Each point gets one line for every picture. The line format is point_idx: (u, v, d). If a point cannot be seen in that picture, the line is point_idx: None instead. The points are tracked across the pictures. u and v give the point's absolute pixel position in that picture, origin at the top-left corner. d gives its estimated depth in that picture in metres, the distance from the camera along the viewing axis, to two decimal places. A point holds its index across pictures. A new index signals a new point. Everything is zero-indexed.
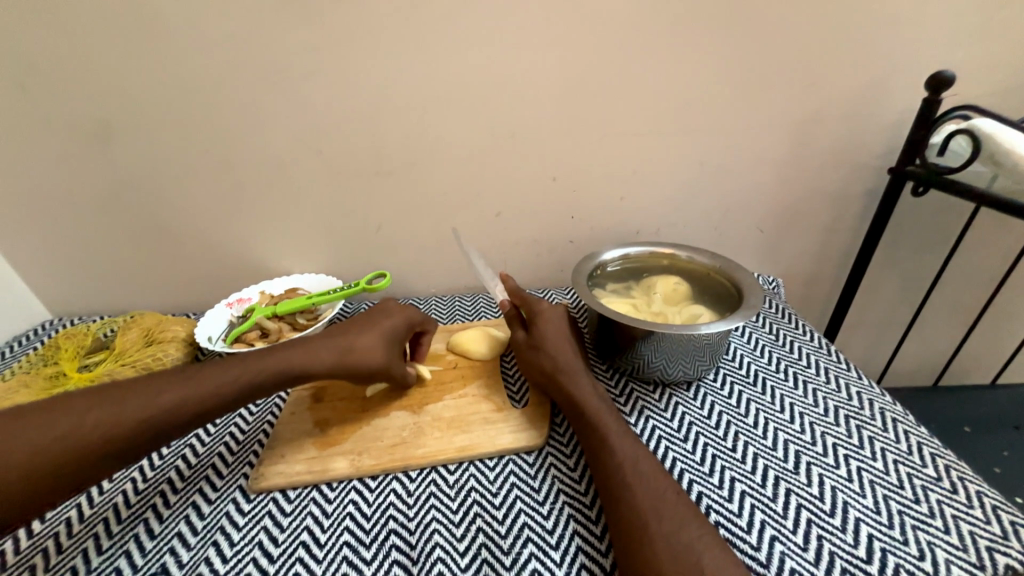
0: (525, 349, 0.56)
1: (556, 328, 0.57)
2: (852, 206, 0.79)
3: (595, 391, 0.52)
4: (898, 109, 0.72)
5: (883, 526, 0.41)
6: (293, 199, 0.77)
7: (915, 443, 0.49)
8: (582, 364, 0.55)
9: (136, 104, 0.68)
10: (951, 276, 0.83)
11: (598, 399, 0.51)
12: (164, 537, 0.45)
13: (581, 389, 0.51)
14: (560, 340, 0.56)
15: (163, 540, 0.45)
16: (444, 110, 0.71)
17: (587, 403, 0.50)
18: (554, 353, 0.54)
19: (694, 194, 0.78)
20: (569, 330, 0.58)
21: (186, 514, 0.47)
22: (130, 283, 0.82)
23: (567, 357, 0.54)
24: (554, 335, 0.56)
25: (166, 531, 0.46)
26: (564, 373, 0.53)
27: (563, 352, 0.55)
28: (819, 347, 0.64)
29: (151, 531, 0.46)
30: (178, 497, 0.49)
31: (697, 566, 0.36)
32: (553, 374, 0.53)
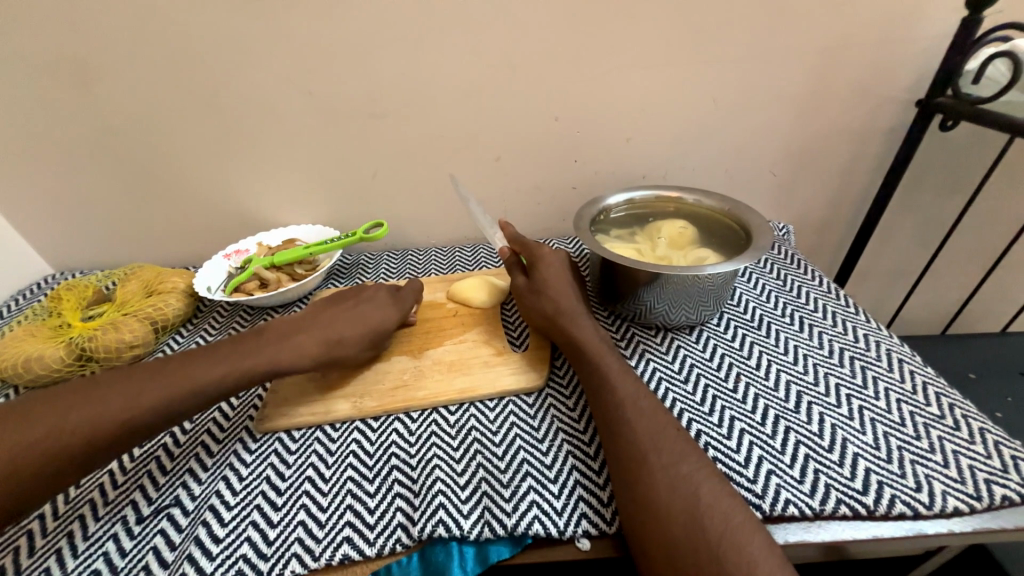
0: (527, 295, 0.55)
1: (559, 273, 0.56)
2: (872, 146, 0.75)
3: (598, 335, 0.51)
4: (932, 32, 0.65)
5: (881, 460, 0.41)
6: (283, 145, 0.73)
7: (920, 382, 0.49)
8: (585, 308, 0.54)
9: (104, 39, 0.64)
10: (973, 219, 0.79)
11: (601, 341, 0.50)
12: (176, 473, 0.47)
13: (584, 333, 0.51)
14: (563, 285, 0.55)
15: (175, 476, 0.46)
16: (434, 43, 0.66)
17: (591, 345, 0.50)
18: (556, 297, 0.53)
19: (705, 135, 0.74)
20: (571, 276, 0.57)
21: (196, 452, 0.48)
22: (128, 236, 0.81)
23: (571, 302, 0.53)
24: (556, 280, 0.55)
25: (178, 468, 0.47)
26: (567, 317, 0.52)
27: (566, 296, 0.54)
28: (827, 291, 0.62)
29: (163, 468, 0.47)
30: (187, 436, 0.50)
31: (694, 494, 0.37)
32: (556, 318, 0.52)
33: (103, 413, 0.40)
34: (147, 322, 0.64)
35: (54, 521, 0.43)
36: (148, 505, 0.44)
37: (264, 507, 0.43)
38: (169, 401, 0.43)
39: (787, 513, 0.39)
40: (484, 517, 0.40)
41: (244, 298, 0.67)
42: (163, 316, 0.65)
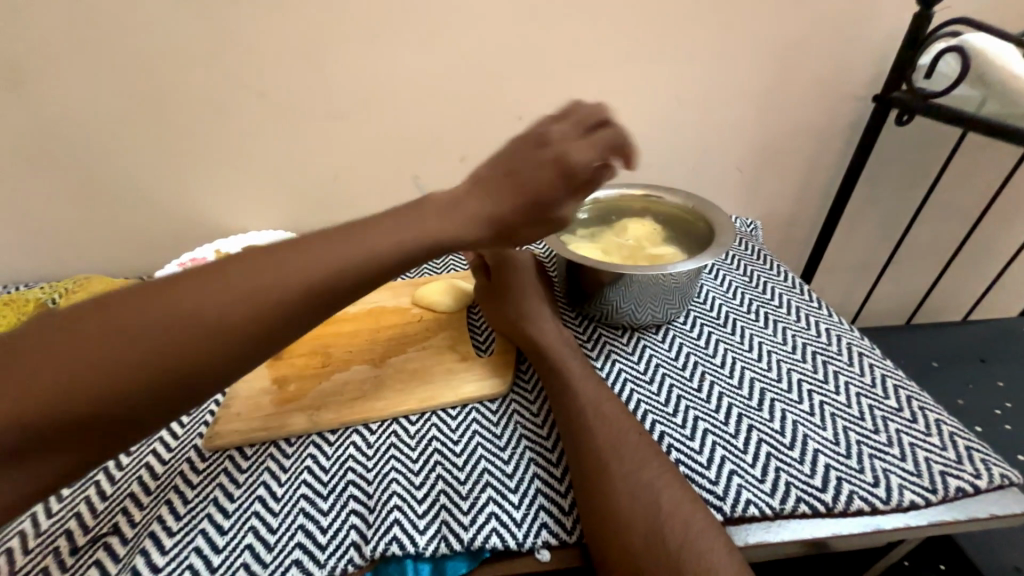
0: (491, 300, 0.54)
1: (524, 278, 0.55)
2: (834, 140, 0.76)
3: (562, 337, 0.50)
4: (887, 27, 0.66)
5: (840, 456, 0.41)
6: (237, 147, 0.71)
7: (880, 375, 0.49)
8: (550, 312, 0.53)
9: (41, 37, 0.60)
10: (932, 211, 0.81)
11: (566, 345, 0.49)
12: (115, 499, 0.44)
13: (549, 338, 0.50)
14: (527, 289, 0.54)
15: (115, 501, 0.44)
16: (392, 41, 0.64)
17: (554, 349, 0.48)
18: (520, 301, 0.52)
19: (671, 132, 0.74)
20: (536, 280, 0.55)
21: (139, 475, 0.46)
22: (74, 245, 0.77)
23: (536, 306, 0.52)
24: (520, 284, 0.54)
25: (118, 491, 0.44)
26: (531, 321, 0.51)
27: (530, 301, 0.53)
28: (791, 287, 0.62)
29: (102, 493, 0.44)
30: (130, 458, 0.47)
31: (654, 501, 0.36)
32: (519, 322, 0.51)
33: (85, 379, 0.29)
34: None
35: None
36: (83, 534, 0.41)
37: (211, 531, 0.40)
38: None
39: (748, 513, 0.38)
40: (441, 532, 0.39)
41: None
42: None
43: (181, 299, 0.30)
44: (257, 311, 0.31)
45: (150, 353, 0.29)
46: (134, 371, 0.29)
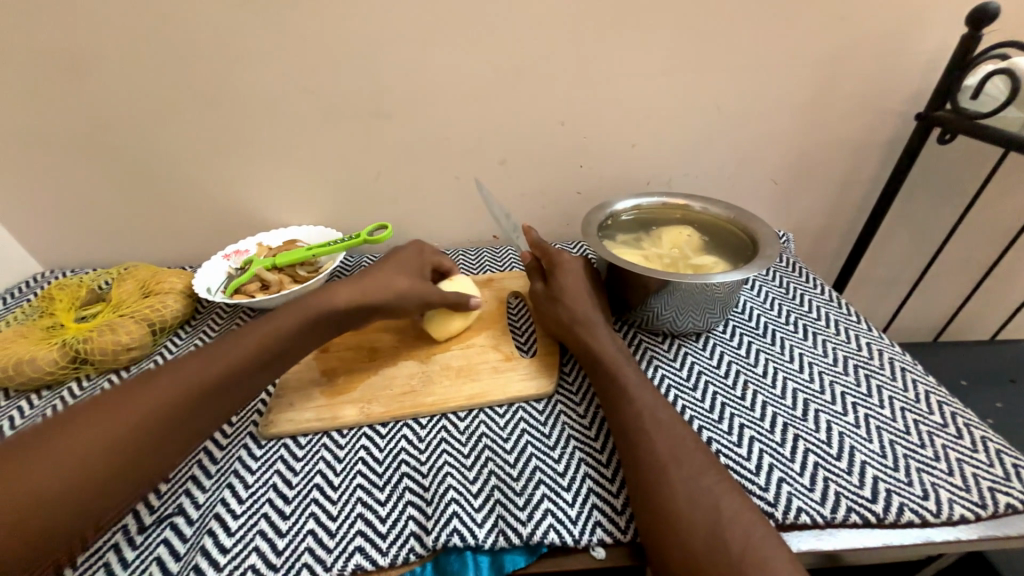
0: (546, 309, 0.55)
1: (578, 286, 0.55)
2: (871, 155, 0.76)
3: (616, 346, 0.51)
4: (932, 46, 0.67)
5: (888, 469, 0.42)
6: (285, 144, 0.72)
7: (924, 391, 0.50)
8: (604, 321, 0.53)
9: (109, 35, 0.63)
10: (967, 229, 0.81)
11: (620, 354, 0.50)
12: (178, 481, 0.45)
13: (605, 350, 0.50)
14: (582, 298, 0.55)
15: (178, 483, 0.45)
16: (444, 45, 0.66)
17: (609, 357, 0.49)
18: (571, 308, 0.54)
19: (709, 143, 0.75)
20: (591, 289, 0.56)
21: (198, 459, 0.47)
22: (123, 235, 0.79)
23: (592, 315, 0.53)
24: (574, 293, 0.55)
25: (180, 474, 0.46)
26: (586, 330, 0.52)
27: (583, 310, 0.53)
28: (829, 300, 0.63)
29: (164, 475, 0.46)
30: None
31: (716, 505, 0.37)
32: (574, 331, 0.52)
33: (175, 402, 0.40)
34: (144, 323, 0.62)
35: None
36: (150, 514, 0.43)
37: (273, 515, 0.42)
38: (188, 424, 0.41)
39: (798, 521, 0.39)
40: (498, 526, 0.40)
41: (245, 299, 0.66)
42: (160, 317, 0.64)
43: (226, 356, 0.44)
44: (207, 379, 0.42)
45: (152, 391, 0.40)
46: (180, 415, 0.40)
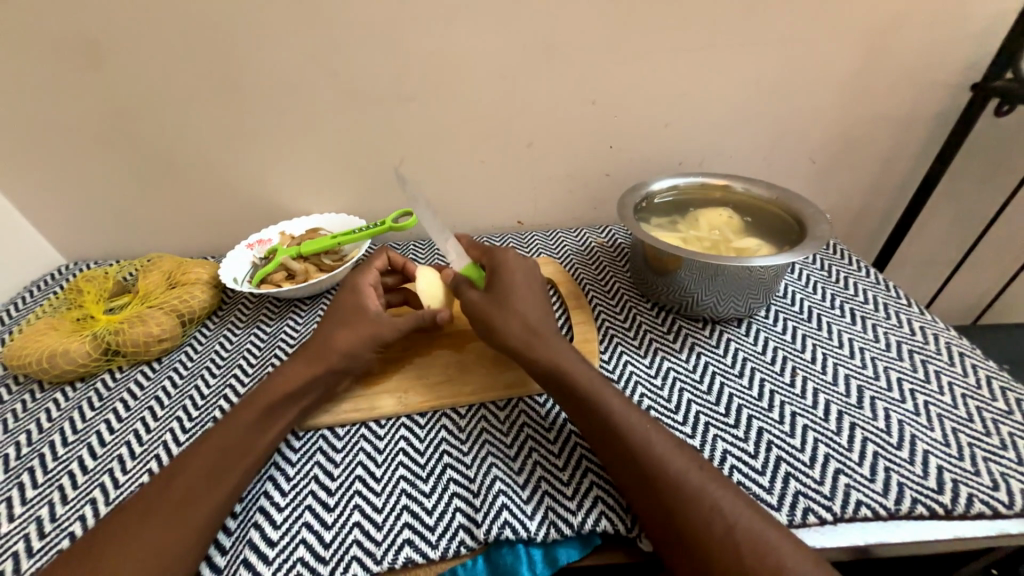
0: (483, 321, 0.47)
1: (512, 286, 0.49)
2: (917, 131, 0.73)
3: (570, 349, 0.45)
4: (990, 12, 0.63)
5: (953, 458, 0.40)
6: (307, 130, 0.71)
7: (984, 376, 0.47)
8: (549, 320, 0.47)
9: (125, 19, 0.60)
10: (1015, 207, 0.78)
11: (573, 355, 0.45)
12: None
13: (560, 357, 0.44)
14: (519, 300, 0.47)
15: None
16: (471, 22, 0.63)
17: (563, 364, 0.44)
18: (507, 318, 0.46)
19: (745, 120, 0.72)
20: (532, 285, 0.50)
21: None
22: (144, 225, 0.79)
23: (536, 317, 0.47)
24: (512, 296, 0.48)
25: None
26: (535, 340, 0.45)
27: (523, 314, 0.47)
28: (875, 283, 0.60)
29: None
30: None
31: (711, 509, 0.35)
32: (519, 344, 0.45)
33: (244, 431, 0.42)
34: (174, 315, 0.62)
35: (105, 514, 0.43)
36: None
37: (317, 508, 0.41)
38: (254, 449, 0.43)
39: (860, 514, 0.38)
40: (549, 518, 0.39)
41: (273, 289, 0.65)
42: (188, 309, 0.63)
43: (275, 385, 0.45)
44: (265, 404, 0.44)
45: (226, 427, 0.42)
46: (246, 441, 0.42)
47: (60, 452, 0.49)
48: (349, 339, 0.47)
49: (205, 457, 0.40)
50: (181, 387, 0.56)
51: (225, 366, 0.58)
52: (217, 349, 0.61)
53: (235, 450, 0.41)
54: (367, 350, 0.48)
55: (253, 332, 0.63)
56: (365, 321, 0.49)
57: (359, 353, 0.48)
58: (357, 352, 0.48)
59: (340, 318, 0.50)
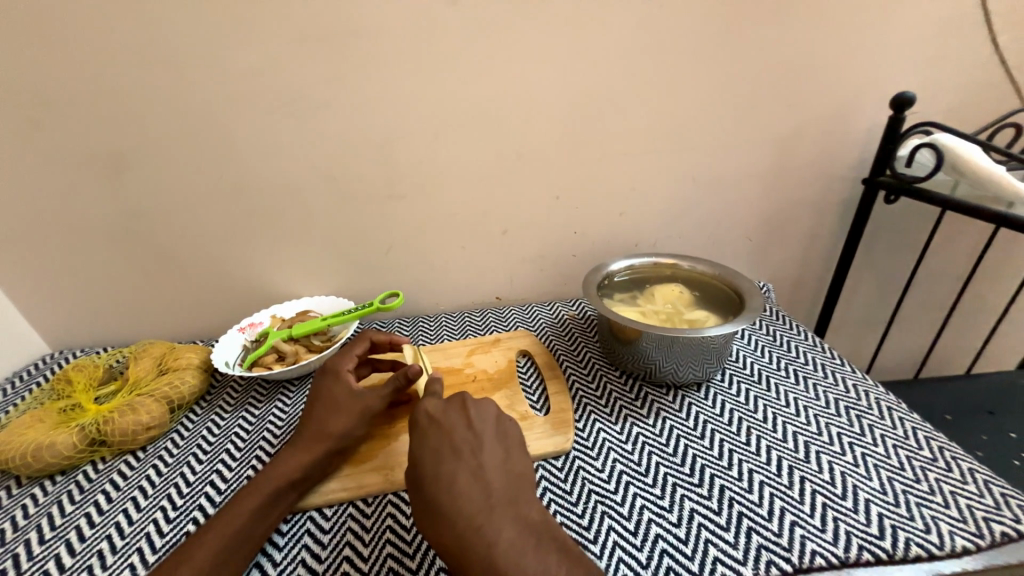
0: (431, 483, 0.43)
1: (475, 439, 0.46)
2: (830, 213, 0.86)
3: (526, 528, 0.40)
4: (866, 124, 0.79)
5: (890, 505, 0.45)
6: (302, 224, 0.78)
7: (911, 428, 0.54)
8: (507, 486, 0.43)
9: (145, 137, 0.69)
10: (925, 274, 0.90)
11: (529, 535, 0.40)
12: None
13: (511, 542, 0.39)
14: (475, 459, 0.44)
15: None
16: (451, 135, 0.74)
17: (511, 551, 0.38)
18: (454, 473, 0.43)
19: (687, 208, 0.84)
20: (494, 440, 0.47)
21: None
22: (138, 312, 0.82)
23: (497, 479, 0.43)
24: (470, 453, 0.45)
25: None
26: (485, 514, 0.40)
27: (479, 475, 0.43)
28: (813, 345, 0.68)
29: None
30: None
31: None
32: (463, 516, 0.40)
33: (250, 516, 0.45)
34: (163, 401, 0.63)
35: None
36: None
37: None
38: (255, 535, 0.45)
39: (815, 564, 0.41)
40: None
41: (263, 371, 0.68)
42: (178, 394, 0.65)
43: (279, 470, 0.48)
44: (268, 489, 0.47)
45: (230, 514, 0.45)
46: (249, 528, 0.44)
47: (36, 551, 0.49)
48: (345, 422, 0.52)
49: (209, 551, 0.42)
50: (167, 475, 0.56)
51: (213, 451, 0.59)
52: (205, 434, 0.63)
53: (237, 543, 0.43)
54: (359, 428, 0.52)
55: (241, 416, 0.65)
56: (353, 402, 0.53)
57: (352, 432, 0.52)
58: (350, 430, 0.52)
59: (331, 402, 0.54)
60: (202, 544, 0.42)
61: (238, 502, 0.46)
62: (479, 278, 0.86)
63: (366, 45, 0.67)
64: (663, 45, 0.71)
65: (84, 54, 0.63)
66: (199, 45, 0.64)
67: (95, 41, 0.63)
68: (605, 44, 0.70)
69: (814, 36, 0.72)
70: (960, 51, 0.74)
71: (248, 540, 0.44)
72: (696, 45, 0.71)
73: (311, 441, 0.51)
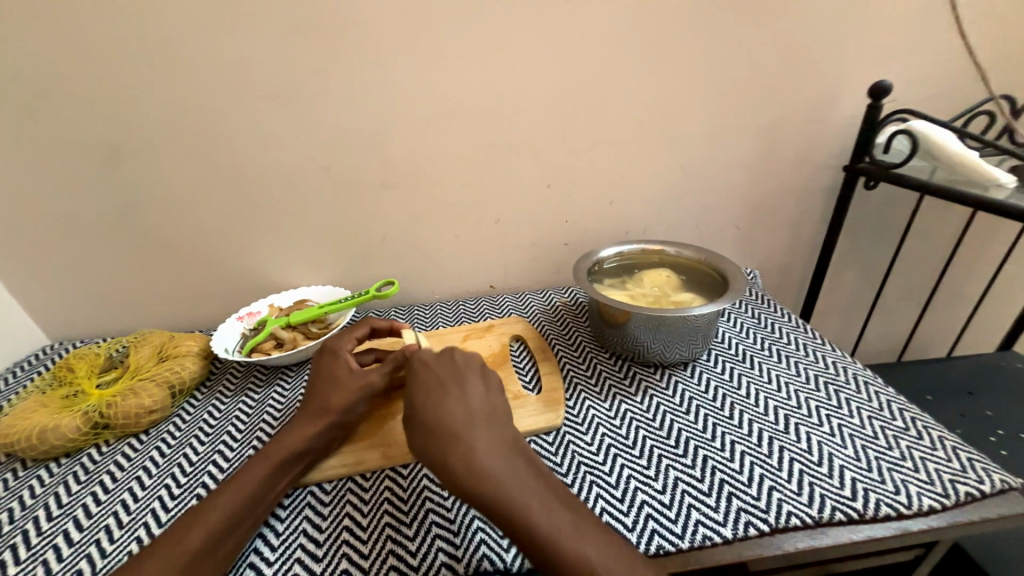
0: (419, 402, 0.47)
1: (459, 371, 0.50)
2: (814, 201, 0.89)
3: (502, 443, 0.45)
4: (847, 113, 0.81)
5: (863, 470, 0.48)
6: (298, 215, 0.79)
7: (886, 400, 0.56)
8: (487, 410, 0.47)
9: (143, 129, 0.70)
10: (907, 259, 0.93)
11: (504, 445, 0.45)
12: None
13: (485, 449, 0.43)
14: (459, 386, 0.49)
15: None
16: (444, 127, 0.75)
17: (484, 455, 0.43)
18: (441, 395, 0.47)
19: (676, 197, 0.86)
20: (476, 374, 0.51)
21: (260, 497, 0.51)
22: (137, 303, 0.84)
23: (478, 404, 0.47)
24: (455, 384, 0.49)
25: None
26: (466, 428, 0.45)
27: (463, 402, 0.47)
28: (796, 326, 0.71)
29: None
30: None
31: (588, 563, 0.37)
32: (445, 427, 0.45)
33: (255, 484, 0.46)
34: (165, 385, 0.65)
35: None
36: None
37: (307, 559, 0.45)
38: (261, 504, 0.46)
39: (790, 524, 0.44)
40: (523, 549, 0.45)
41: (262, 357, 0.70)
42: (179, 379, 0.66)
43: (283, 443, 0.50)
44: (275, 460, 0.49)
45: (238, 482, 0.46)
46: (256, 494, 0.46)
47: (44, 527, 0.50)
48: (346, 397, 0.53)
49: (219, 513, 0.44)
50: (170, 455, 0.58)
51: (214, 434, 0.61)
52: (206, 417, 0.64)
53: (246, 508, 0.45)
54: (360, 404, 0.54)
55: (242, 400, 0.67)
56: (355, 379, 0.55)
57: (354, 406, 0.54)
58: (353, 406, 0.53)
59: (333, 379, 0.56)
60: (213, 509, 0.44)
61: (247, 470, 0.48)
62: (473, 266, 0.88)
63: (359, 38, 0.68)
64: (647, 37, 0.73)
65: (80, 48, 0.64)
66: (196, 40, 0.66)
67: (94, 35, 0.64)
68: (593, 38, 0.72)
69: (795, 28, 0.74)
70: (937, 41, 0.77)
71: (255, 506, 0.46)
72: (681, 38, 0.73)
73: (317, 416, 0.52)
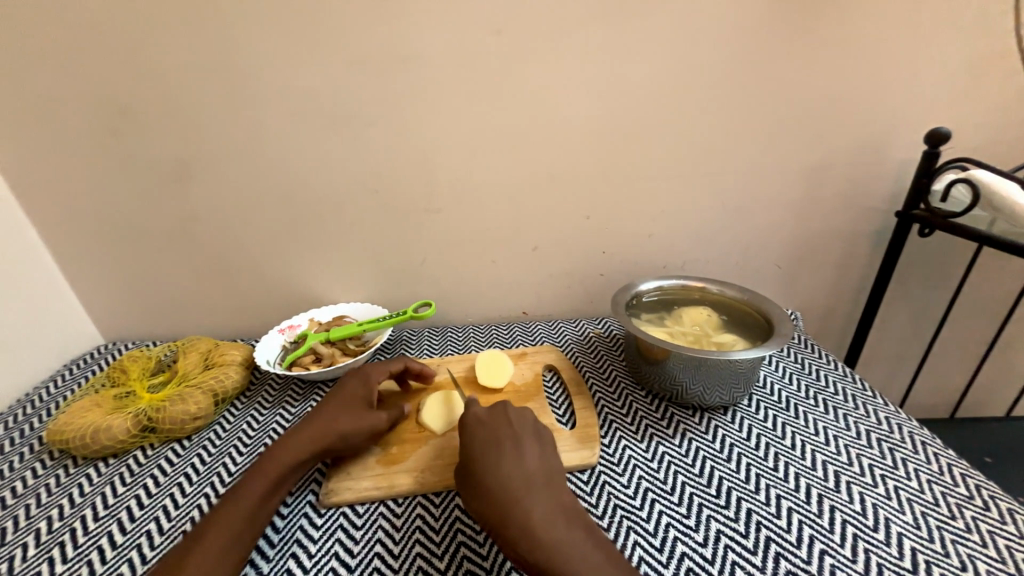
0: (477, 455, 0.48)
1: (514, 431, 0.51)
2: (860, 243, 0.86)
3: (562, 506, 0.45)
4: (899, 157, 0.80)
5: (924, 540, 0.45)
6: (344, 233, 0.82)
7: (946, 463, 0.53)
8: (544, 472, 0.48)
9: (210, 148, 0.75)
10: (962, 308, 0.88)
11: (562, 509, 0.44)
12: (287, 532, 0.49)
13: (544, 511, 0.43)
14: (516, 448, 0.49)
15: (287, 535, 0.49)
16: (489, 156, 0.78)
17: (544, 516, 0.43)
18: (499, 453, 0.48)
19: (716, 233, 0.85)
20: (531, 437, 0.51)
21: (305, 510, 0.52)
22: (186, 310, 0.88)
23: (533, 466, 0.48)
24: (512, 448, 0.49)
25: (288, 527, 0.50)
26: (525, 491, 0.45)
27: (521, 466, 0.47)
28: (843, 374, 0.68)
29: (269, 541, 0.48)
30: (288, 509, 0.52)
31: None
32: (505, 484, 0.45)
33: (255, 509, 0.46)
34: (209, 394, 0.67)
35: None
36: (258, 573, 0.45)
37: None
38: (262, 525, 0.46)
39: None
40: None
41: (301, 371, 0.71)
42: (223, 388, 0.69)
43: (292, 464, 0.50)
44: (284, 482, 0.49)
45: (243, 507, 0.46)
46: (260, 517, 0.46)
47: (90, 527, 0.52)
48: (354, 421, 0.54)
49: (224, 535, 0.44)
50: (210, 463, 0.60)
51: (253, 445, 0.62)
52: (246, 427, 0.66)
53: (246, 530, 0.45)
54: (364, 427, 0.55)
55: (279, 413, 0.68)
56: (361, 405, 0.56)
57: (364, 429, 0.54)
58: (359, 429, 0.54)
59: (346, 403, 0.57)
60: (231, 521, 0.45)
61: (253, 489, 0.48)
62: (508, 291, 0.89)
63: (416, 71, 0.72)
64: (695, 77, 0.74)
65: (164, 73, 0.70)
66: (267, 70, 0.71)
67: (177, 64, 0.70)
68: (640, 77, 0.73)
69: (846, 72, 0.74)
70: (997, 89, 0.75)
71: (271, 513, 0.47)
72: (728, 79, 0.74)
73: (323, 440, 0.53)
